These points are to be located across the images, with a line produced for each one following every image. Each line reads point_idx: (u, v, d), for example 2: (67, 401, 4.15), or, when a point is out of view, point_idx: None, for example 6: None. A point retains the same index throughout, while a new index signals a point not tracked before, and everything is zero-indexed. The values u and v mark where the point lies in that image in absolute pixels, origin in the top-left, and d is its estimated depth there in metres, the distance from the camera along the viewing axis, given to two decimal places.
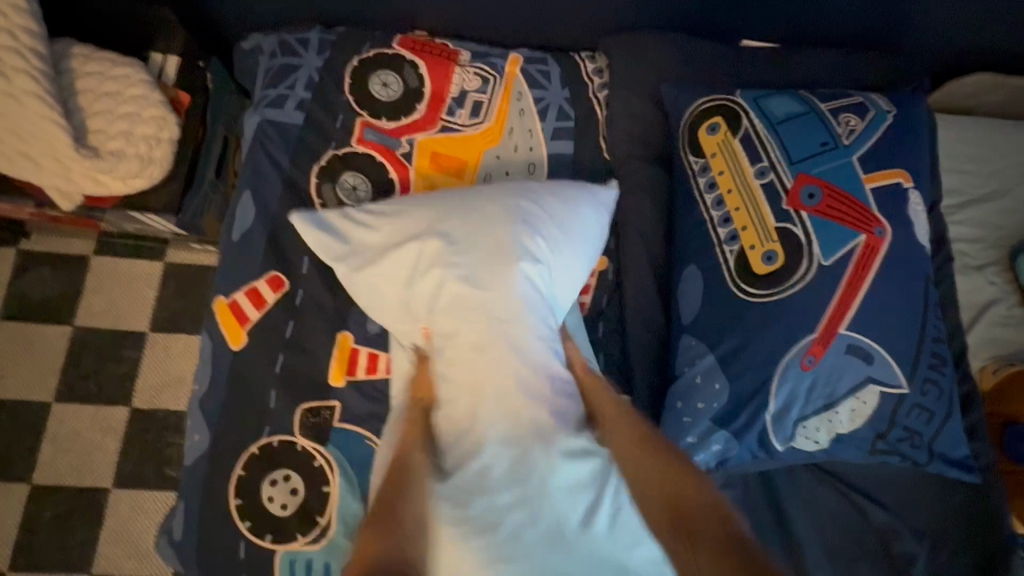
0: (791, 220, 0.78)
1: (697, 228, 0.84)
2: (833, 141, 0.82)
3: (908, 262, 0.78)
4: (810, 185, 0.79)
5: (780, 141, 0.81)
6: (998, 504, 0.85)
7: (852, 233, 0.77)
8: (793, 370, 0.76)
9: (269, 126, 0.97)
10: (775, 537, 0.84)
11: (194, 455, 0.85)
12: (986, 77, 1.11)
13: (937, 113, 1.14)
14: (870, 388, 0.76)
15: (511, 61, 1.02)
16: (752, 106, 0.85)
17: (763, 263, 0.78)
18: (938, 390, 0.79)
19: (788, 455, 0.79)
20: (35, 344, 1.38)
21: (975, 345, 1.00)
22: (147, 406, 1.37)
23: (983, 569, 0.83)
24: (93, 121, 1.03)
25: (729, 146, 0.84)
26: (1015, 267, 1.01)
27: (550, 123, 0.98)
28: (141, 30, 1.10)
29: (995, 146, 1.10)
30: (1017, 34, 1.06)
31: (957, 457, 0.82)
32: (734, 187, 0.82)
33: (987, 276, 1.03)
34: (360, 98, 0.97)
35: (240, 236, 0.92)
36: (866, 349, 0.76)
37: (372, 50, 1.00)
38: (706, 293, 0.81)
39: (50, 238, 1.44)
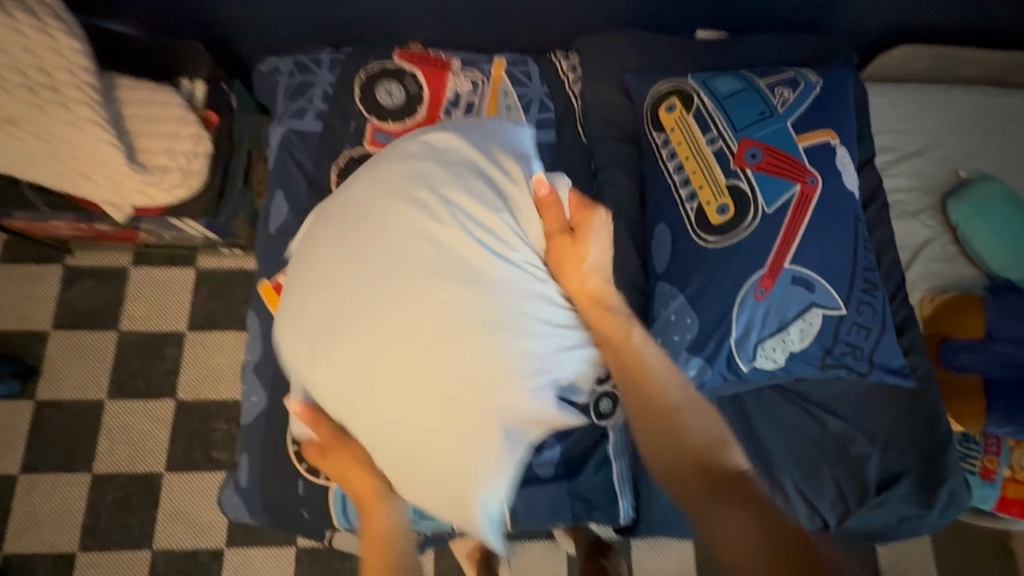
0: (738, 178, 0.94)
1: (663, 192, 1.00)
2: (770, 111, 0.97)
3: (839, 205, 0.94)
4: (753, 148, 0.94)
5: (726, 114, 0.97)
6: (935, 406, 1.00)
7: (789, 184, 0.93)
8: (749, 301, 0.91)
9: (293, 134, 1.12)
10: (750, 448, 1.00)
11: (252, 414, 0.99)
12: (914, 48, 1.27)
13: (872, 84, 1.31)
14: (814, 311, 0.92)
15: (497, 65, 1.17)
16: (701, 87, 1.01)
17: (717, 215, 0.94)
18: (872, 310, 0.94)
19: (752, 373, 0.94)
20: (85, 349, 1.53)
21: (915, 279, 1.16)
22: (191, 397, 1.52)
23: (925, 460, 0.98)
24: (139, 141, 1.18)
25: (684, 121, 0.99)
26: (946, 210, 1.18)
27: (533, 115, 1.14)
28: (172, 61, 1.26)
29: (923, 108, 1.27)
30: (932, 10, 1.23)
31: (894, 366, 0.97)
32: (691, 154, 0.97)
33: (923, 220, 1.19)
34: (369, 106, 1.13)
35: (276, 228, 1.08)
36: (809, 279, 0.91)
37: (376, 63, 1.16)
38: (675, 245, 0.97)
39: (91, 253, 1.59)
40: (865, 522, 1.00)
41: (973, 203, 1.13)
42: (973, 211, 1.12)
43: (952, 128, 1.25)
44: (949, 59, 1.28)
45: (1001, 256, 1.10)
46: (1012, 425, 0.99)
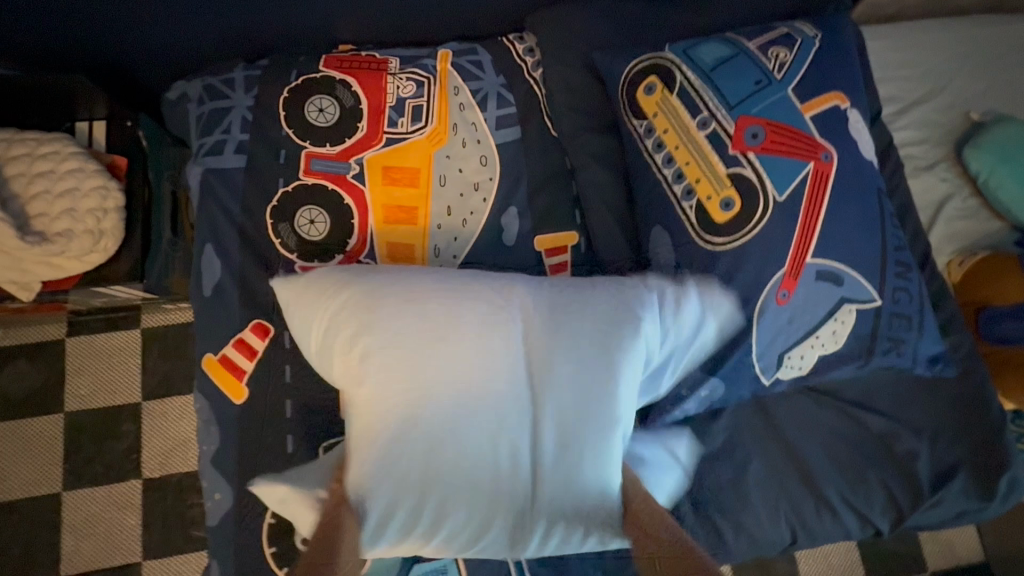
0: (740, 164, 0.80)
1: (654, 189, 0.85)
2: (766, 77, 0.83)
3: (859, 179, 0.81)
4: (752, 126, 0.80)
5: (716, 88, 0.83)
6: (983, 386, 0.90)
7: (801, 163, 0.79)
8: (771, 308, 0.78)
9: (212, 174, 0.95)
10: (787, 465, 0.88)
11: (217, 514, 0.85)
12: None
13: (863, 26, 1.17)
14: (845, 308, 0.79)
15: (441, 59, 1.01)
16: (683, 59, 0.86)
17: (722, 211, 0.80)
18: (908, 295, 0.82)
19: (782, 386, 0.82)
20: (29, 439, 1.36)
21: (940, 241, 1.04)
22: (159, 474, 1.36)
23: (980, 450, 0.88)
24: (34, 205, 1.00)
25: (667, 103, 0.84)
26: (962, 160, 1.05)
27: (491, 113, 0.98)
28: (60, 102, 1.06)
29: (923, 47, 1.13)
30: None
31: (937, 351, 0.86)
32: (681, 142, 0.83)
33: (938, 174, 1.07)
34: (298, 129, 0.96)
35: (211, 289, 0.91)
36: (835, 273, 0.79)
37: (299, 77, 0.98)
38: (678, 251, 0.83)
39: (19, 329, 1.40)
40: (920, 524, 0.90)
41: (999, 148, 1.00)
42: (998, 157, 1.00)
43: (956, 66, 1.12)
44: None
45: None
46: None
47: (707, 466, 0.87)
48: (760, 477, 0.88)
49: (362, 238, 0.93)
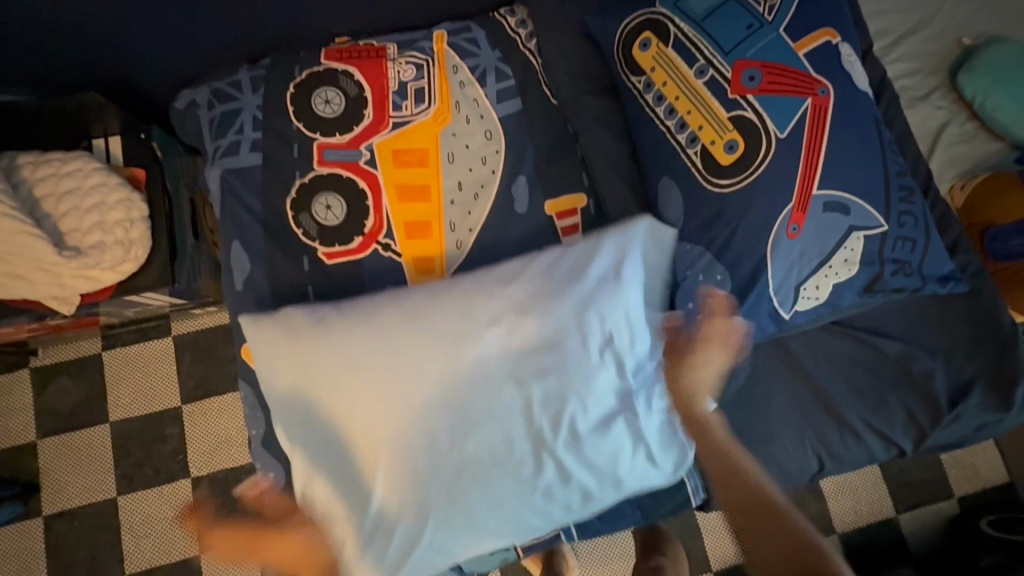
0: (740, 107, 0.82)
1: (658, 141, 0.88)
2: (758, 20, 0.85)
3: (856, 109, 0.83)
4: (749, 68, 0.83)
5: (710, 37, 0.85)
6: (993, 302, 0.93)
7: (799, 100, 0.81)
8: (782, 242, 0.81)
9: (231, 174, 0.99)
10: (809, 396, 0.92)
11: None
12: None
13: None
14: (854, 236, 0.82)
15: (437, 39, 1.03)
16: (674, 12, 0.88)
17: (727, 154, 0.82)
18: (914, 218, 0.85)
19: (799, 318, 0.86)
20: (80, 449, 1.42)
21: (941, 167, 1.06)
22: (207, 471, 1.42)
23: (995, 363, 0.91)
24: (65, 222, 1.05)
25: (664, 56, 0.87)
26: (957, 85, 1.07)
27: (492, 87, 1.01)
28: (76, 121, 1.10)
29: None
30: None
31: (946, 271, 0.89)
32: (681, 93, 0.85)
33: (934, 102, 1.09)
34: (308, 122, 0.99)
35: (243, 283, 0.96)
36: (842, 202, 0.81)
37: (303, 71, 1.02)
38: (686, 199, 0.86)
39: (57, 348, 1.45)
40: (942, 440, 0.94)
41: (992, 70, 1.02)
42: (992, 78, 1.02)
43: None
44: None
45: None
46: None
47: (732, 404, 0.91)
48: (784, 409, 0.91)
49: (380, 219, 0.96)
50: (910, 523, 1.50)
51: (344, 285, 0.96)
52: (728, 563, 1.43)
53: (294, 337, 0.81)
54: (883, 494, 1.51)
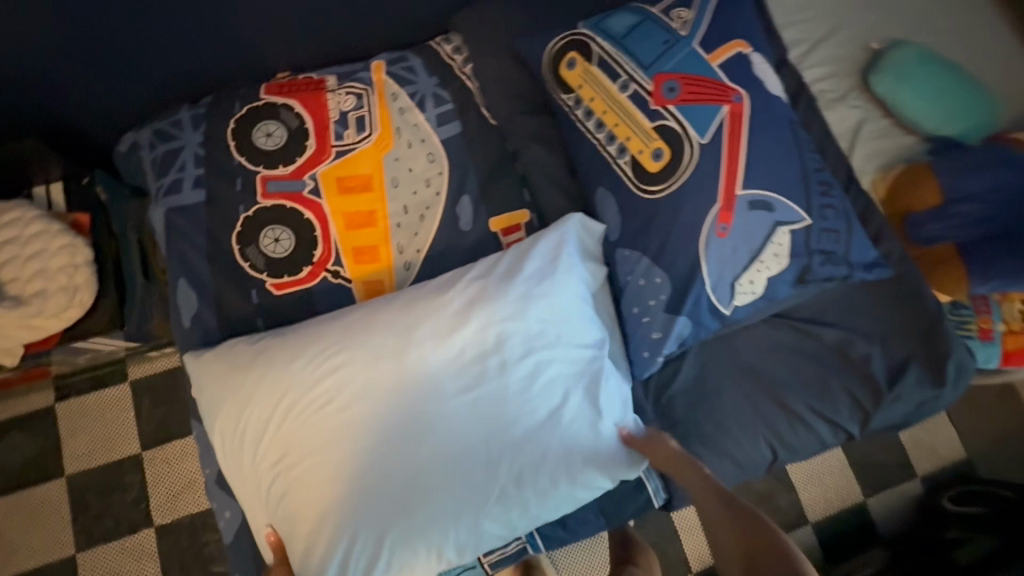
0: (663, 117, 0.86)
1: (591, 154, 0.92)
2: (673, 36, 0.90)
3: (770, 113, 0.89)
4: (668, 81, 0.87)
5: (630, 54, 0.90)
6: (918, 284, 0.98)
7: (716, 107, 0.86)
8: (713, 242, 0.85)
9: (175, 212, 0.99)
10: (757, 387, 0.95)
11: (231, 530, 0.88)
12: None
13: None
14: (780, 232, 0.86)
15: (375, 70, 1.06)
16: (596, 32, 0.93)
17: (654, 162, 0.86)
18: (835, 211, 0.90)
19: (737, 313, 0.89)
20: (34, 507, 1.36)
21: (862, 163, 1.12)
22: (170, 518, 1.38)
23: (925, 341, 0.96)
24: (4, 271, 1.03)
25: (589, 74, 0.91)
26: (868, 86, 1.16)
27: (431, 112, 1.04)
28: (16, 171, 1.09)
29: None
30: None
31: (870, 258, 0.93)
32: (608, 107, 0.90)
33: (850, 102, 1.16)
34: (250, 157, 1.01)
35: (191, 320, 0.95)
36: (765, 200, 0.86)
37: (244, 107, 1.03)
38: (621, 207, 0.90)
39: (5, 403, 1.40)
40: (886, 420, 0.98)
41: (893, 72, 1.12)
42: (896, 79, 1.12)
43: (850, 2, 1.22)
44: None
45: (936, 113, 1.11)
46: (997, 280, 0.96)
47: (683, 401, 0.94)
48: (734, 402, 0.94)
49: (328, 247, 0.97)
50: (878, 506, 1.54)
51: (295, 314, 0.96)
52: (706, 563, 1.44)
53: (237, 368, 0.83)
54: (850, 480, 1.55)
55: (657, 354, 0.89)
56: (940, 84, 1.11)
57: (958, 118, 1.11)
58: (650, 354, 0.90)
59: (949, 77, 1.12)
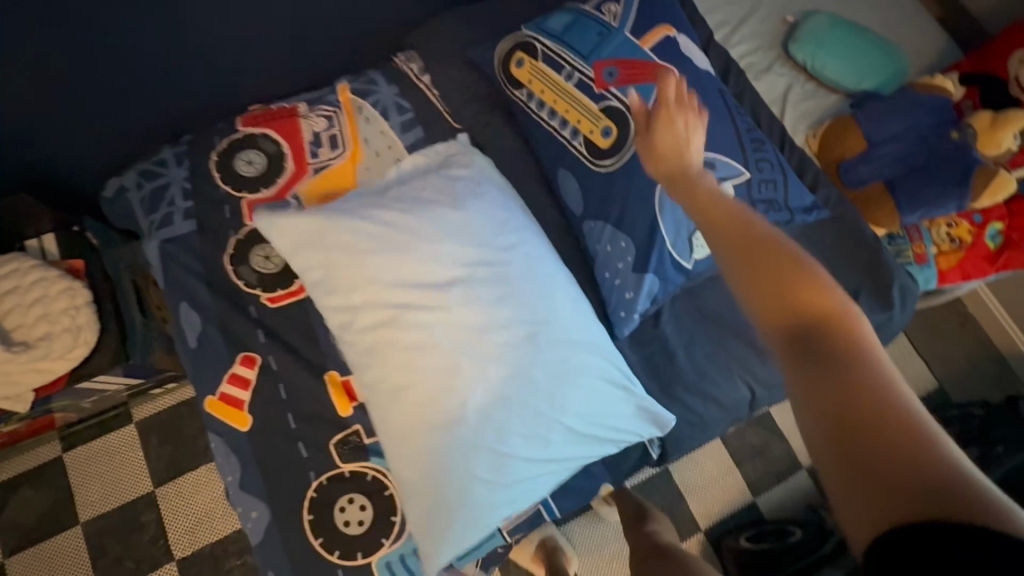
0: (606, 98, 0.96)
1: (548, 141, 1.01)
2: (607, 28, 1.00)
3: (701, 85, 0.99)
4: (606, 67, 0.97)
5: (570, 47, 1.00)
6: (856, 221, 1.09)
7: (653, 84, 0.96)
8: (667, 203, 0.94)
9: (168, 243, 1.05)
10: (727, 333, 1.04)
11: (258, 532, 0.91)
12: None
13: None
14: (725, 187, 0.96)
15: (341, 91, 1.14)
16: (538, 32, 1.02)
17: (604, 139, 0.96)
18: (770, 163, 1.01)
19: (699, 265, 0.98)
20: (52, 559, 1.37)
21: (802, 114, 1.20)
22: (191, 550, 1.40)
23: (871, 271, 1.06)
24: (8, 320, 1.08)
25: (537, 69, 1.01)
26: (790, 54, 1.29)
27: (398, 123, 1.12)
28: (9, 226, 1.14)
29: None
30: None
31: (808, 203, 1.04)
32: (557, 96, 0.99)
33: (776, 71, 1.28)
34: (235, 184, 1.07)
35: (196, 340, 1.01)
36: (708, 160, 0.95)
37: (223, 139, 1.10)
38: (580, 184, 0.99)
39: (13, 461, 1.42)
40: None
41: (816, 38, 1.25)
42: (814, 44, 1.24)
43: None
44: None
45: (860, 70, 1.24)
46: (923, 208, 1.06)
47: (664, 353, 1.01)
48: (709, 349, 1.03)
49: None
50: None
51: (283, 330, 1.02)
52: (714, 519, 1.51)
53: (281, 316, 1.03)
54: None
55: (632, 312, 0.97)
56: (855, 46, 1.25)
57: (877, 73, 1.24)
58: (626, 313, 0.97)
59: (863, 38, 1.26)
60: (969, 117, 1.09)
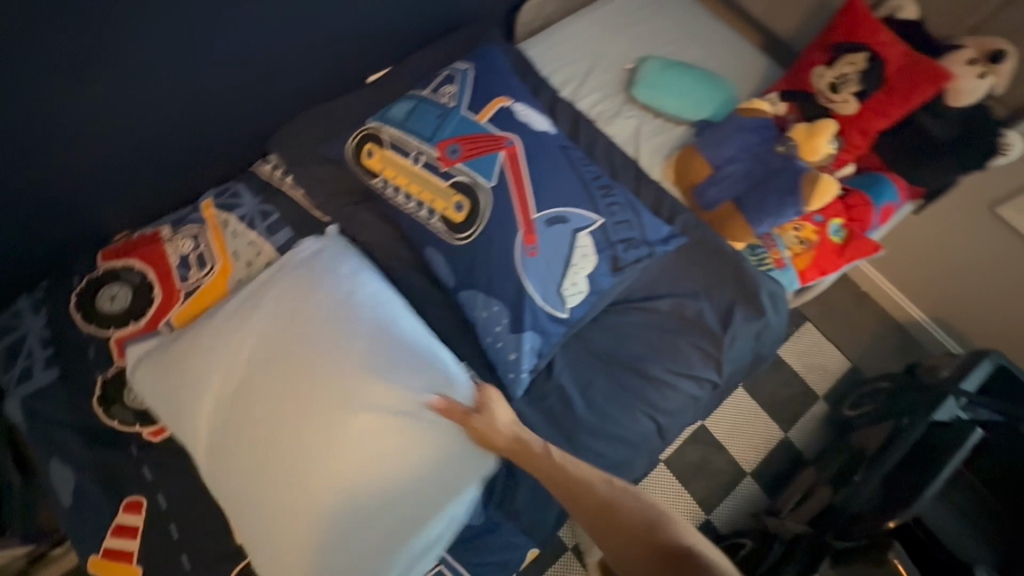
0: (453, 175, 1.01)
1: (410, 221, 1.04)
2: (444, 110, 1.06)
3: (541, 146, 1.06)
4: (449, 146, 1.02)
5: (413, 133, 1.05)
6: (717, 240, 1.16)
7: (494, 154, 1.02)
8: (528, 261, 0.98)
9: (29, 398, 0.98)
10: (620, 370, 1.07)
11: None
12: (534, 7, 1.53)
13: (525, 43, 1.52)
14: (580, 236, 1.01)
15: (204, 207, 1.14)
16: (382, 123, 1.07)
17: (459, 214, 1.00)
18: (620, 204, 1.07)
19: (575, 312, 1.01)
20: None
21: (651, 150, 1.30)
22: None
23: (739, 284, 1.13)
24: None
25: (386, 157, 1.05)
26: (634, 97, 1.40)
27: (265, 228, 1.13)
28: None
29: (570, 39, 1.49)
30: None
31: (666, 234, 1.11)
32: (409, 180, 1.03)
33: (624, 115, 1.39)
34: (99, 322, 1.04)
35: (70, 497, 0.93)
36: (559, 215, 1.01)
37: (83, 278, 1.07)
38: (447, 257, 1.01)
39: None
40: (737, 358, 1.11)
41: (651, 80, 1.37)
42: (653, 87, 1.37)
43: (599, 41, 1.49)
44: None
45: (694, 101, 1.36)
46: (769, 218, 1.14)
47: (563, 403, 1.03)
48: (606, 389, 1.05)
49: None
50: (799, 435, 1.69)
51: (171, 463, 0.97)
52: None
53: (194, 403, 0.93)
54: (766, 421, 1.70)
55: (520, 371, 0.99)
56: (686, 82, 1.37)
57: (711, 101, 1.36)
58: (514, 373, 0.98)
59: (692, 73, 1.38)
60: (790, 131, 1.20)
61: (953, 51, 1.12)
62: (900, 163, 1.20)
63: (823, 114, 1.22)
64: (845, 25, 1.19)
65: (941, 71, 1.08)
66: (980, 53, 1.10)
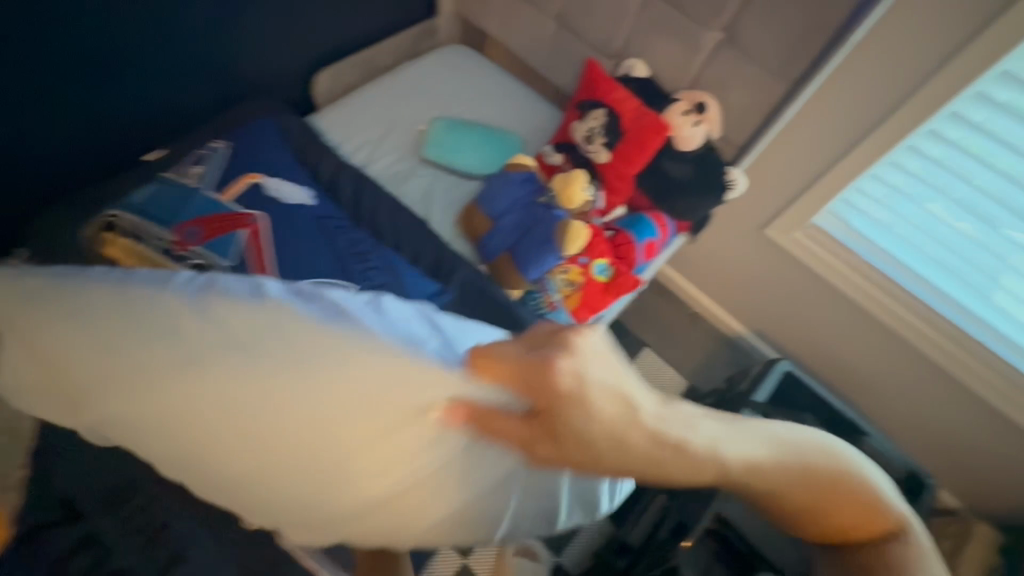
0: (190, 254, 1.02)
1: None
2: (189, 194, 1.11)
3: (290, 220, 1.13)
4: (188, 227, 1.05)
5: (150, 217, 1.06)
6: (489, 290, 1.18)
7: (238, 231, 1.07)
8: None
9: None
10: None
11: None
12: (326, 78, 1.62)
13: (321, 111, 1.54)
14: None
15: None
16: (116, 210, 1.07)
17: None
18: (375, 266, 1.14)
19: None
20: None
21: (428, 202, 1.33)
22: None
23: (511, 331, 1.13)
24: None
25: (114, 242, 1.03)
26: (429, 158, 1.45)
27: None
28: None
29: (360, 104, 1.55)
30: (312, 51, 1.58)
31: (427, 291, 1.14)
32: (139, 260, 1.01)
33: (415, 174, 1.43)
34: None
35: None
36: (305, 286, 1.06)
37: None
38: None
39: None
40: None
41: (435, 142, 1.45)
42: (444, 149, 1.44)
43: (388, 104, 1.55)
44: (358, 61, 1.66)
45: (476, 156, 1.44)
46: (532, 265, 1.20)
47: None
48: None
49: None
50: None
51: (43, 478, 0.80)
52: None
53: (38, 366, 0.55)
54: None
55: None
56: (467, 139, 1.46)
57: (491, 154, 1.45)
58: None
59: (471, 131, 1.47)
60: (546, 185, 1.29)
61: (671, 105, 1.28)
62: (661, 201, 1.30)
63: (585, 163, 1.33)
64: (586, 88, 1.35)
65: (660, 123, 1.24)
66: (690, 105, 1.26)
